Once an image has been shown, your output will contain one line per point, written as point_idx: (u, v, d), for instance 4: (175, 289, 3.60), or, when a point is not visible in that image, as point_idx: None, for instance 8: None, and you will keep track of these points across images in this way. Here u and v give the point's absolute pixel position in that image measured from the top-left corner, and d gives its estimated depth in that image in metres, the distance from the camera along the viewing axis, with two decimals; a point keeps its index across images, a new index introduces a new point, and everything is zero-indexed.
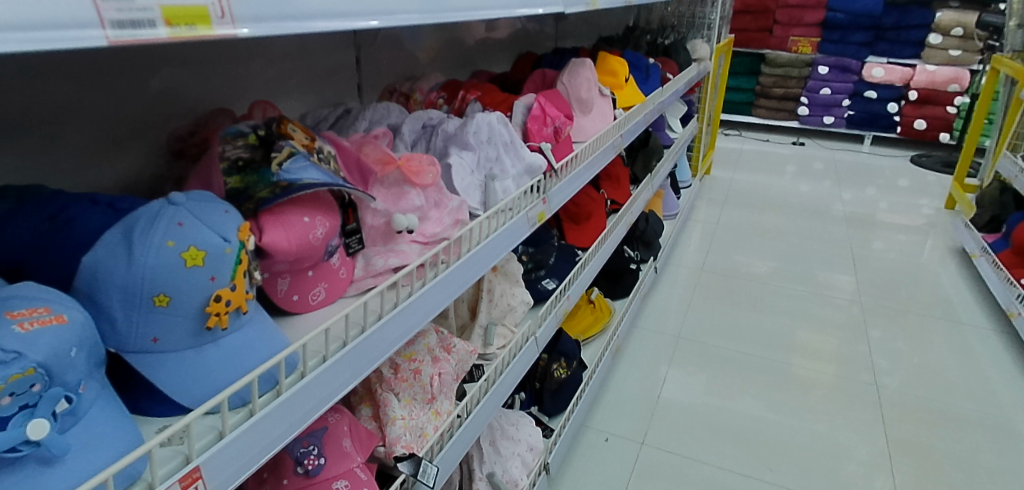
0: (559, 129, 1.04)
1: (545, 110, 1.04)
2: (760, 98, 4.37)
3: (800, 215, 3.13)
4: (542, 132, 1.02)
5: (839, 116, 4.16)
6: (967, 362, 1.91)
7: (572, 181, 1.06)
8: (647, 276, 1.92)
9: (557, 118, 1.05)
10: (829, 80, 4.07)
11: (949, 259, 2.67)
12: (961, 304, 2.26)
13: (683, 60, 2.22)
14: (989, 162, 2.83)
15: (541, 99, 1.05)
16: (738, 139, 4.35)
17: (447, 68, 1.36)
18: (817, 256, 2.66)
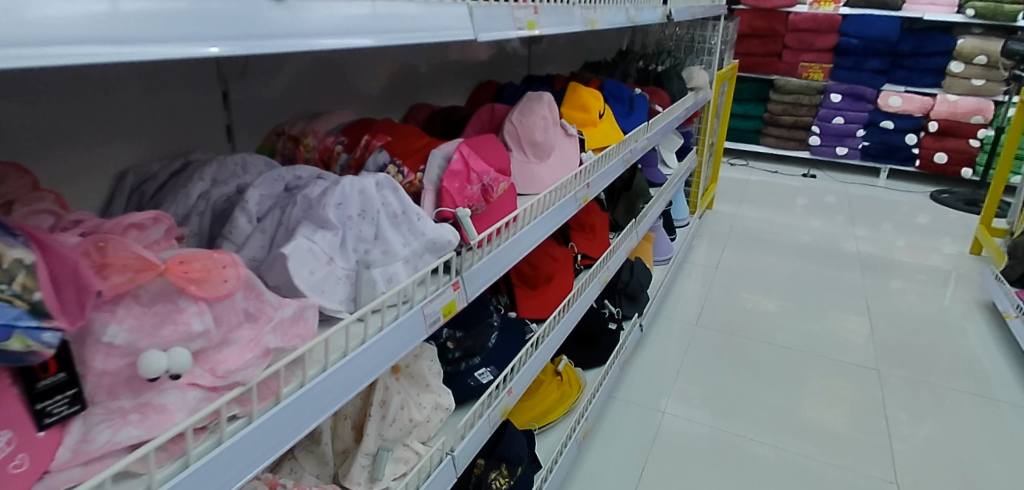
0: (487, 188, 0.82)
1: (470, 164, 0.81)
2: (769, 126, 4.13)
3: (810, 255, 2.87)
4: (463, 193, 0.79)
5: (852, 147, 3.91)
6: (1004, 440, 1.65)
7: (507, 254, 0.83)
8: (630, 336, 1.68)
9: (486, 175, 0.82)
10: (842, 109, 3.83)
11: (975, 312, 2.39)
12: (993, 369, 1.98)
13: (677, 88, 1.99)
14: (1020, 204, 2.56)
15: (467, 149, 0.82)
16: (745, 169, 4.11)
17: (375, 105, 1.13)
18: (830, 301, 2.40)
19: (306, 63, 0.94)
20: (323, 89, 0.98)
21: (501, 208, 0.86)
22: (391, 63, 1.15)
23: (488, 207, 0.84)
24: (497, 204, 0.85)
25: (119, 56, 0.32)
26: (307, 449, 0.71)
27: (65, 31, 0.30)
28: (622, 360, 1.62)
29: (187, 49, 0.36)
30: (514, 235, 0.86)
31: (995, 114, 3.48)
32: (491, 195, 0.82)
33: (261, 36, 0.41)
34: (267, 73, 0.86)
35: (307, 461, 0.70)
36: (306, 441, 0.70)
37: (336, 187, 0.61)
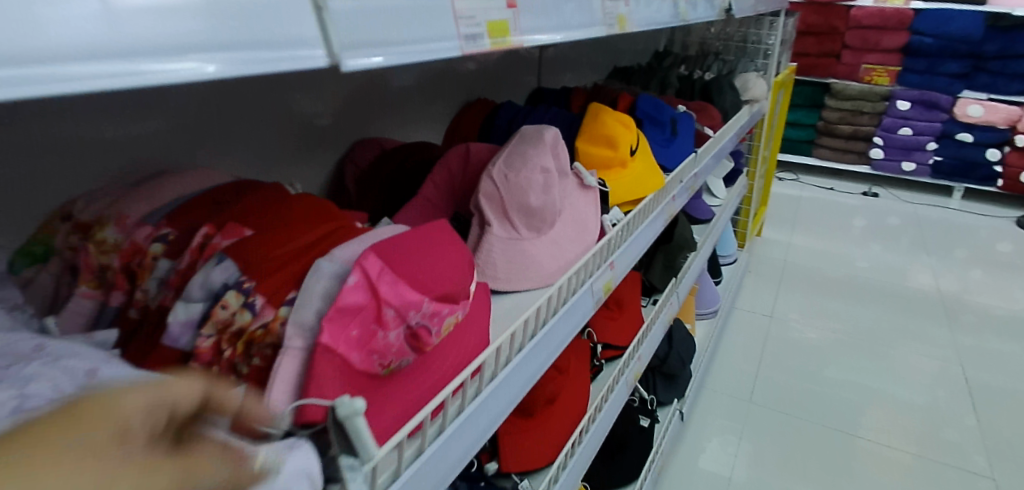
0: (420, 331, 0.44)
1: (385, 291, 0.43)
2: (823, 136, 3.69)
3: (878, 294, 2.43)
4: (364, 349, 0.42)
5: (921, 163, 3.45)
6: None
7: (454, 445, 0.47)
8: (666, 431, 1.32)
9: (419, 306, 0.44)
10: (911, 117, 3.34)
11: None
12: None
13: (729, 103, 1.57)
14: None
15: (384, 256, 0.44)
16: (796, 184, 3.66)
17: (312, 143, 0.82)
18: (911, 363, 1.97)
19: (198, 84, 0.66)
20: (243, 117, 0.72)
21: (446, 349, 0.49)
22: (352, 80, 0.85)
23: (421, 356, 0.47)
24: (441, 348, 0.49)
25: (118, 77, 0.25)
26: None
27: (61, 46, 0.23)
28: (655, 470, 1.25)
29: (191, 64, 0.27)
30: (471, 403, 0.49)
31: None
32: (430, 342, 0.45)
33: (290, 43, 0.31)
34: (122, 102, 0.61)
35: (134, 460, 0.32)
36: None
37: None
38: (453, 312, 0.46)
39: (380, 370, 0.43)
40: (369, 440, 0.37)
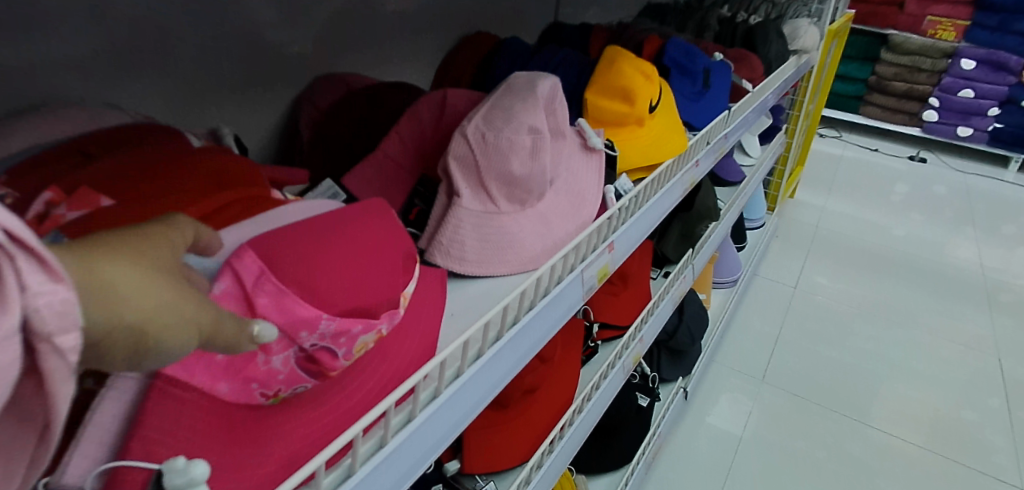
0: (318, 355, 0.36)
1: (266, 305, 0.34)
2: (874, 92, 3.43)
3: (915, 270, 2.27)
4: (236, 378, 0.34)
5: (978, 128, 3.19)
6: None
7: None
8: (666, 412, 1.22)
9: (316, 325, 0.35)
10: (974, 78, 3.07)
11: None
12: None
13: (774, 53, 1.38)
14: None
15: (274, 257, 0.35)
16: (838, 143, 3.43)
17: (270, 78, 0.69)
18: (942, 348, 1.84)
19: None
20: (182, 46, 0.59)
21: (364, 368, 0.41)
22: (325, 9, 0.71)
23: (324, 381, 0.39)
24: (354, 367, 0.41)
25: None
26: (38, 435, 0.24)
27: None
28: (651, 453, 1.16)
29: None
30: (396, 436, 0.41)
31: None
32: (333, 366, 0.37)
33: None
34: (37, 22, 0.49)
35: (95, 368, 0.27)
36: (7, 427, 0.23)
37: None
38: (366, 330, 0.38)
39: (264, 401, 0.35)
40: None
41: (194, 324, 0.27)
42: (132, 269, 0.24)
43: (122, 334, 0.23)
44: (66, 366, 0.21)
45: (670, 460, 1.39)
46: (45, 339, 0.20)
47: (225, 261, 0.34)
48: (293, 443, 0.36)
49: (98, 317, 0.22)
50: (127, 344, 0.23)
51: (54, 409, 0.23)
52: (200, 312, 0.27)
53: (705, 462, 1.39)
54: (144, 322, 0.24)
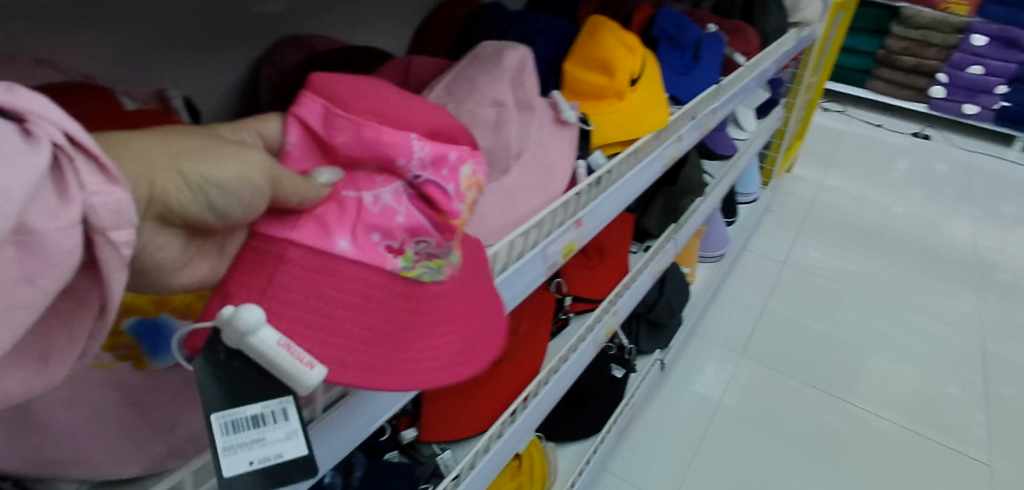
0: (426, 186, 0.42)
1: (347, 140, 0.38)
2: (881, 67, 3.39)
3: (909, 247, 2.27)
4: (360, 237, 0.39)
5: (985, 106, 3.15)
6: None
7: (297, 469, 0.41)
8: (642, 382, 1.23)
9: (403, 149, 0.40)
10: (984, 56, 3.00)
11: None
12: None
13: (773, 25, 1.36)
14: None
15: (332, 94, 0.38)
16: (841, 117, 3.39)
17: (237, 38, 0.68)
18: (928, 324, 1.86)
19: None
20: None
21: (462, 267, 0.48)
22: None
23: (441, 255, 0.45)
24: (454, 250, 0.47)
25: None
26: (95, 315, 0.26)
27: None
28: (622, 421, 1.17)
29: None
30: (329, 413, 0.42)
31: None
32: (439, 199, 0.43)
33: None
34: None
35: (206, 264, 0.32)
36: (61, 308, 0.26)
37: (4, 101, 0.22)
38: (458, 161, 0.44)
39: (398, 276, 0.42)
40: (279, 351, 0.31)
41: (256, 167, 0.30)
42: (177, 140, 0.28)
43: (173, 183, 0.27)
44: (118, 259, 0.25)
45: (645, 427, 1.41)
46: (100, 232, 0.24)
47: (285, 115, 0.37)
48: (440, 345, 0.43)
49: (133, 170, 0.25)
50: (186, 195, 0.27)
51: (109, 294, 0.25)
52: (256, 156, 0.30)
53: (679, 432, 1.41)
54: (195, 178, 0.27)
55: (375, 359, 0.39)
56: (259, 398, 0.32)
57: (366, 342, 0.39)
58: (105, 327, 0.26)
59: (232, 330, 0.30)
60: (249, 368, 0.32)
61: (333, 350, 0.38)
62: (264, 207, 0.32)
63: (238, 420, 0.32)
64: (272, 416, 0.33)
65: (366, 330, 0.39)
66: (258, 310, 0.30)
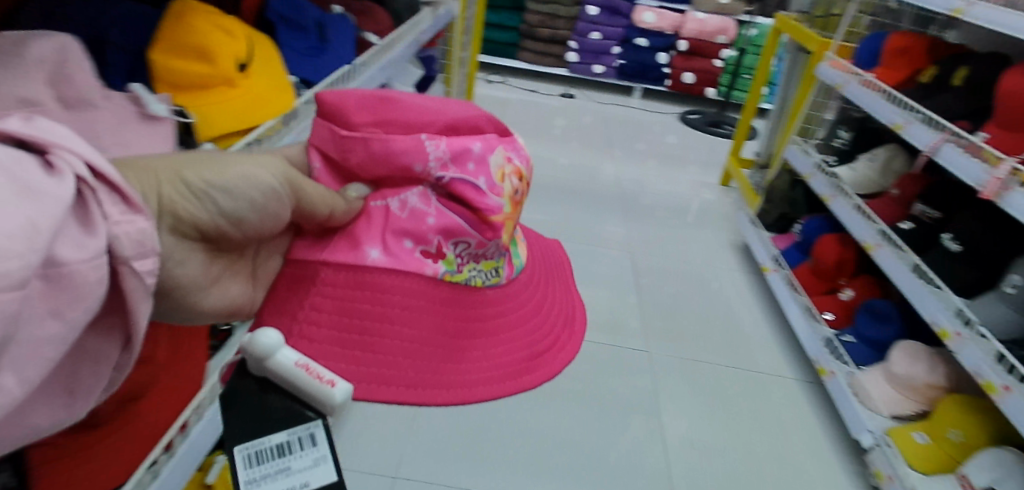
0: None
1: (356, 152, 1.04)
2: (526, 39, 3.91)
3: (575, 191, 2.65)
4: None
5: (608, 65, 3.86)
6: (775, 443, 1.61)
7: None
8: None
9: (401, 160, 0.89)
10: (599, 23, 3.73)
11: (726, 260, 2.41)
12: (757, 343, 1.97)
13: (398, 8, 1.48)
14: (776, 143, 2.78)
15: (351, 126, 1.03)
16: (503, 86, 3.79)
17: None
18: (597, 252, 2.22)
19: None
20: None
21: None
22: None
23: (459, 259, 0.87)
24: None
25: None
26: (125, 338, 0.59)
27: None
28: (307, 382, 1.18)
29: None
30: None
31: (736, 35, 3.66)
32: None
33: None
34: None
35: (231, 286, 0.74)
36: (112, 326, 0.58)
37: (44, 145, 0.50)
38: None
39: None
40: (294, 370, 0.63)
41: (261, 182, 0.70)
42: (186, 164, 0.63)
43: (180, 194, 0.61)
44: (140, 285, 0.55)
45: (360, 413, 1.42)
46: (125, 263, 0.53)
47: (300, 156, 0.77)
48: None
49: (143, 184, 0.58)
50: (194, 204, 0.62)
51: (138, 316, 0.57)
52: (263, 177, 0.70)
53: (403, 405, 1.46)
54: (226, 184, 0.65)
55: None
56: (285, 426, 0.62)
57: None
58: (136, 336, 0.58)
59: (264, 357, 0.63)
60: (278, 394, 0.64)
61: (360, 358, 0.74)
62: (275, 214, 0.74)
63: (262, 451, 0.62)
64: (299, 441, 0.62)
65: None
66: (277, 341, 0.64)
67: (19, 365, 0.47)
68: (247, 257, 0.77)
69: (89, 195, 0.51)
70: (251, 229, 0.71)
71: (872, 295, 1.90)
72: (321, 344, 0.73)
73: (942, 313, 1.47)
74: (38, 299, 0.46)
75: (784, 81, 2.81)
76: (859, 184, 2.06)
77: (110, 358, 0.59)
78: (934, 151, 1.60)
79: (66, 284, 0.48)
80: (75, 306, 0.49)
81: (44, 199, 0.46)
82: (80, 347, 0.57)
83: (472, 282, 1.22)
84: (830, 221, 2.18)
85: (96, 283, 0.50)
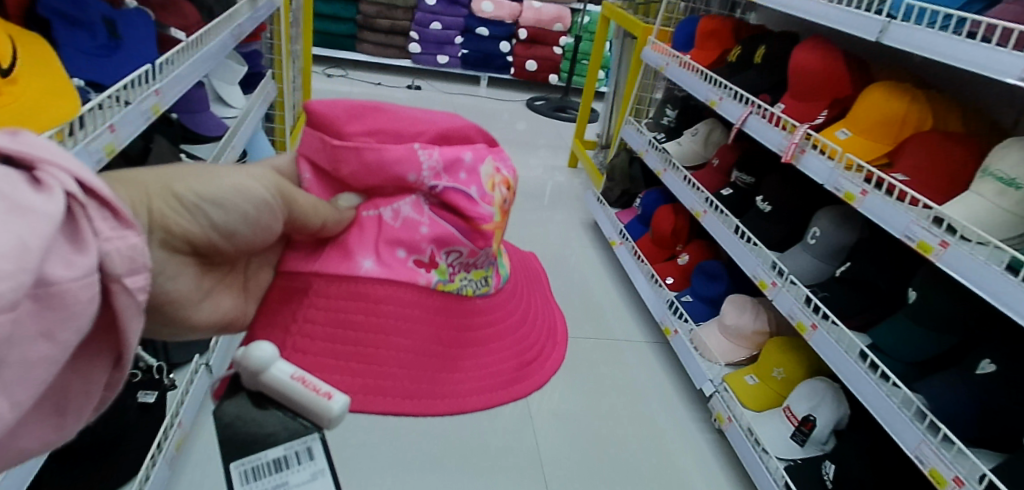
0: (446, 192, 0.59)
1: (352, 167, 0.60)
2: (365, 31, 3.82)
3: None
4: (384, 256, 0.60)
5: (452, 55, 3.88)
6: (636, 404, 1.73)
7: None
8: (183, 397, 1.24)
9: (413, 166, 0.59)
10: (438, 13, 3.73)
11: (578, 239, 2.54)
12: (612, 313, 2.11)
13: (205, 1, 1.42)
14: (613, 124, 2.96)
15: (343, 133, 0.61)
16: (345, 80, 3.67)
17: None
18: None
19: None
20: None
21: (490, 286, 0.68)
22: None
23: (475, 263, 0.64)
24: (489, 262, 0.66)
25: None
26: (114, 364, 0.44)
27: None
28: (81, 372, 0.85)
29: None
30: None
31: (571, 22, 3.84)
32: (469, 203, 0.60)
33: None
34: None
35: (224, 299, 0.56)
36: (98, 359, 0.44)
37: (33, 161, 0.37)
38: (473, 176, 0.61)
39: (435, 289, 0.60)
40: (295, 384, 0.45)
41: (253, 192, 0.51)
42: (176, 173, 0.49)
43: (169, 207, 0.47)
44: (132, 300, 0.41)
45: (204, 443, 1.34)
46: (117, 278, 0.39)
47: (299, 157, 0.63)
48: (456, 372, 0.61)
49: (131, 196, 0.45)
50: (184, 217, 0.48)
51: (129, 339, 0.42)
52: (256, 186, 0.51)
53: None
54: (212, 199, 0.49)
55: (420, 363, 0.58)
56: (284, 441, 0.46)
57: (403, 366, 0.57)
58: (123, 368, 0.45)
59: (253, 370, 0.45)
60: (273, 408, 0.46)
61: (369, 377, 0.56)
62: (271, 227, 0.53)
63: (257, 467, 0.46)
64: (295, 457, 0.46)
65: (403, 353, 0.57)
66: (272, 350, 0.45)
67: (10, 388, 0.35)
68: (249, 265, 0.59)
69: (80, 213, 0.37)
70: (246, 247, 0.53)
71: (704, 257, 2.08)
72: (321, 364, 0.55)
73: (759, 267, 1.66)
74: (25, 321, 0.34)
75: (617, 66, 2.99)
76: (685, 157, 2.25)
77: (89, 402, 0.46)
78: (743, 123, 1.78)
79: (55, 305, 0.36)
80: (66, 327, 0.36)
81: (26, 216, 0.33)
82: (67, 371, 0.44)
83: (524, 321, 0.75)
84: (665, 193, 2.36)
85: (89, 303, 0.37)
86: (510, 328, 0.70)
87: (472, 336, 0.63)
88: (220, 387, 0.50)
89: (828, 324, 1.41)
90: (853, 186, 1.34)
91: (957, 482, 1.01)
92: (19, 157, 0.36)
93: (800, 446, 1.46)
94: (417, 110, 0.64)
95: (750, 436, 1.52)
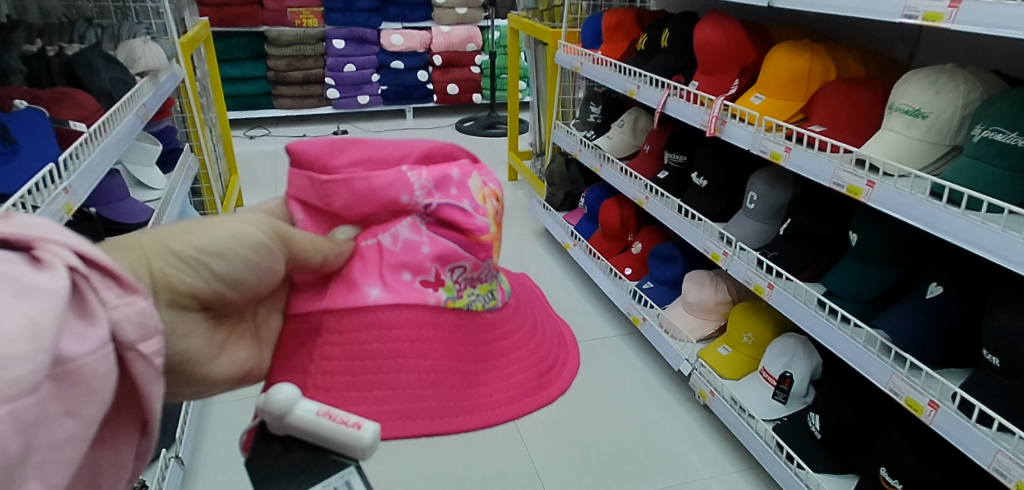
0: (441, 210, 0.49)
1: (345, 199, 0.49)
2: (278, 86, 3.76)
3: None
4: (390, 281, 0.49)
5: (372, 94, 3.86)
6: (623, 399, 1.74)
7: None
8: None
9: (403, 186, 0.49)
10: (349, 55, 3.71)
11: (533, 250, 2.55)
12: (582, 315, 2.12)
13: (100, 85, 1.38)
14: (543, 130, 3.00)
15: (323, 167, 0.50)
16: (269, 139, 3.61)
17: None
18: None
19: None
20: None
21: (500, 299, 0.55)
22: None
23: (482, 278, 0.52)
24: (495, 272, 0.54)
25: None
26: (140, 435, 0.40)
27: None
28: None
29: None
30: None
31: (483, 40, 3.88)
32: (463, 214, 0.49)
33: None
34: None
35: (241, 350, 0.46)
36: (123, 436, 0.39)
37: (25, 239, 0.32)
38: (470, 184, 0.51)
39: (447, 307, 0.50)
40: (323, 420, 0.39)
41: (250, 236, 0.42)
42: (174, 228, 0.41)
43: (170, 266, 0.39)
44: (151, 366, 0.36)
45: None
46: (131, 346, 0.35)
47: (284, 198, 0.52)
48: (490, 391, 0.52)
49: (130, 262, 0.38)
50: (188, 273, 0.40)
51: (153, 406, 0.37)
52: (251, 228, 0.42)
53: None
54: (209, 251, 0.40)
55: (446, 387, 0.49)
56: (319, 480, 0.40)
57: (428, 387, 0.49)
58: (148, 439, 0.40)
59: (276, 413, 0.39)
60: (304, 452, 0.41)
61: (394, 402, 0.48)
62: (275, 270, 0.44)
63: None
64: None
65: (426, 374, 0.49)
66: (293, 389, 0.40)
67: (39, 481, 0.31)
68: (261, 311, 0.48)
69: (83, 285, 0.32)
70: (253, 295, 0.44)
71: (656, 242, 2.12)
72: (344, 398, 0.47)
73: (708, 241, 1.70)
74: (48, 405, 0.30)
75: (534, 74, 3.03)
76: (618, 150, 2.28)
77: (122, 478, 0.41)
78: (665, 107, 1.82)
79: (75, 383, 0.31)
80: (89, 402, 0.32)
81: (33, 297, 0.29)
82: (93, 449, 0.38)
83: (555, 327, 0.64)
84: (607, 188, 2.39)
85: (108, 375, 0.33)
86: (542, 335, 0.59)
87: (503, 347, 0.53)
88: (244, 440, 0.44)
89: (784, 281, 1.46)
90: (777, 145, 1.39)
91: (933, 406, 1.05)
92: (14, 239, 0.31)
93: (783, 404, 1.49)
94: (404, 137, 0.53)
95: (735, 405, 1.55)
